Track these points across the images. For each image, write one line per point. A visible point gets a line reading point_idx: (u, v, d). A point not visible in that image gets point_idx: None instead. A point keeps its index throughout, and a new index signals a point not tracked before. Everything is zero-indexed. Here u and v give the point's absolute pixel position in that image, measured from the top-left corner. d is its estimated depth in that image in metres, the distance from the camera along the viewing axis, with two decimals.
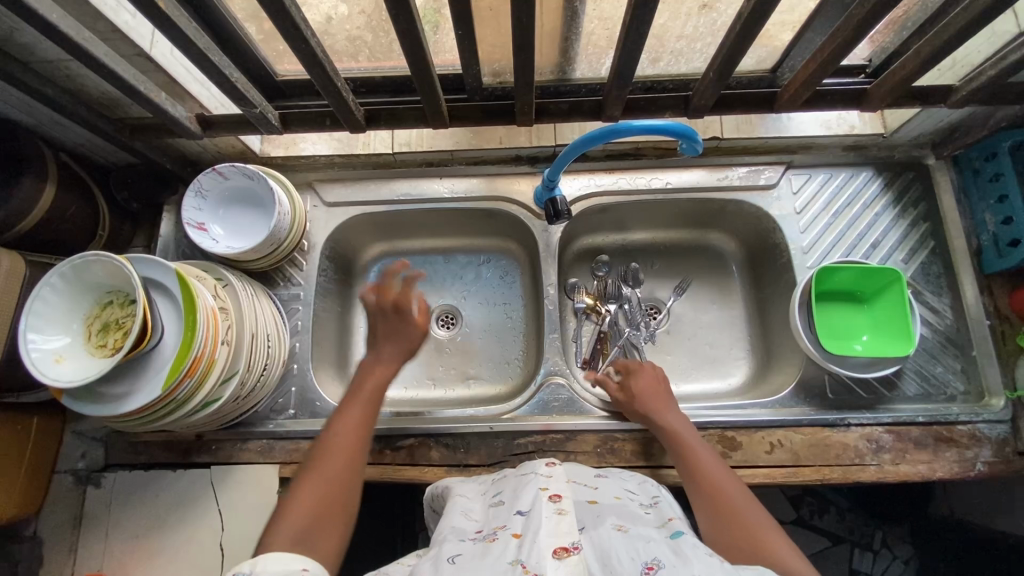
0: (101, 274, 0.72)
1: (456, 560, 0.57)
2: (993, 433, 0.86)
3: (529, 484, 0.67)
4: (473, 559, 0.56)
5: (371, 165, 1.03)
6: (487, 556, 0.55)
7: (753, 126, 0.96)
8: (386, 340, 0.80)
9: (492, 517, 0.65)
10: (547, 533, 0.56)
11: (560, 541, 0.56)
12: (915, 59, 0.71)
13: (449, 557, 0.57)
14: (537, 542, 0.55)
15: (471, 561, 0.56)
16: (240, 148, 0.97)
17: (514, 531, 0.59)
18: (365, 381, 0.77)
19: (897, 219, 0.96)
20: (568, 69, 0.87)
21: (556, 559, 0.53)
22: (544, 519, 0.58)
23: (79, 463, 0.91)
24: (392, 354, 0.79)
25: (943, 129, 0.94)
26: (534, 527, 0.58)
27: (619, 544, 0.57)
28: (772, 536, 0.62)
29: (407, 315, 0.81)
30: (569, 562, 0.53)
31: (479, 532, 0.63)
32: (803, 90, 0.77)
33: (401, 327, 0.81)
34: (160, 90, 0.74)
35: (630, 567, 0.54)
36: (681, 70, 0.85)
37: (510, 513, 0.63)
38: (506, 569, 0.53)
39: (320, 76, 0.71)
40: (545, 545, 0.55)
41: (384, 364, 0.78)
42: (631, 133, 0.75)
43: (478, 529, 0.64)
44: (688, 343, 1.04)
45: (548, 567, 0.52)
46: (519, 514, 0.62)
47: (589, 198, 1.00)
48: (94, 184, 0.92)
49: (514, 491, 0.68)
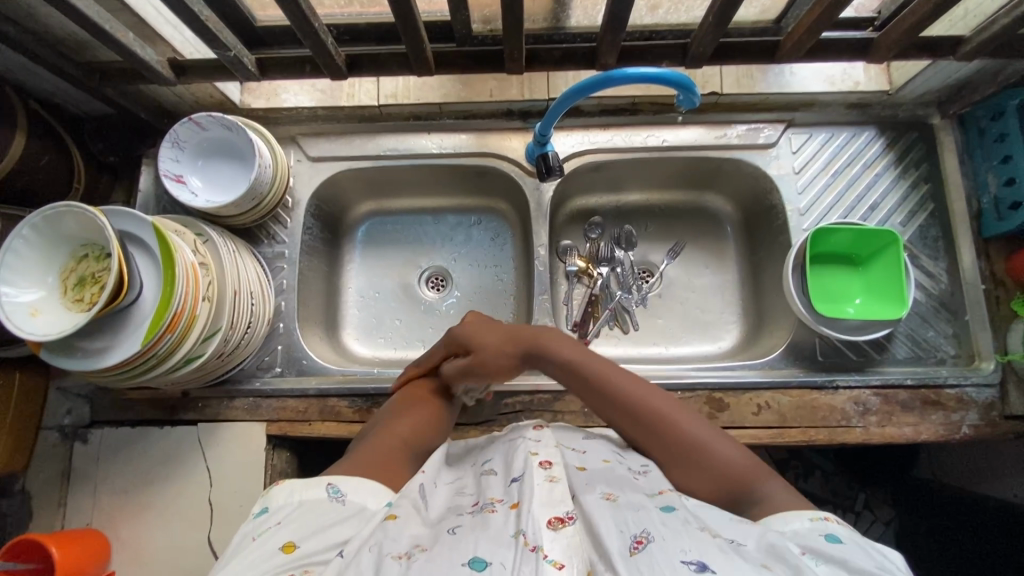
0: (76, 226, 0.70)
1: (456, 530, 0.56)
2: (980, 396, 0.86)
3: (520, 450, 0.67)
4: (474, 528, 0.56)
5: (356, 119, 0.99)
6: (487, 527, 0.55)
7: (754, 81, 0.92)
8: None
9: (485, 487, 0.65)
10: (541, 503, 0.57)
11: (555, 512, 0.55)
12: (926, 5, 0.67)
13: (448, 529, 0.57)
14: (533, 512, 0.55)
15: (471, 530, 0.56)
16: (219, 98, 0.93)
17: (512, 502, 0.59)
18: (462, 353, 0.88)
19: (897, 180, 0.94)
20: (564, 15, 0.83)
21: (552, 531, 0.53)
22: (537, 489, 0.58)
23: (65, 420, 0.90)
24: None
25: (950, 86, 0.90)
26: (529, 496, 0.58)
27: (608, 515, 0.56)
28: (745, 467, 0.66)
29: None
30: (566, 534, 0.53)
31: (476, 504, 0.62)
32: (806, 39, 0.73)
33: None
34: (127, 31, 0.70)
35: (617, 539, 0.53)
36: (681, 19, 0.82)
37: (504, 483, 0.64)
38: (510, 541, 0.53)
39: (296, 16, 0.67)
40: (540, 516, 0.55)
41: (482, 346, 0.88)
42: (626, 81, 0.71)
43: (474, 501, 0.63)
44: (679, 307, 1.03)
45: (545, 540, 0.52)
46: (513, 482, 0.62)
47: (582, 155, 0.97)
48: (66, 133, 0.88)
49: (505, 459, 0.68)
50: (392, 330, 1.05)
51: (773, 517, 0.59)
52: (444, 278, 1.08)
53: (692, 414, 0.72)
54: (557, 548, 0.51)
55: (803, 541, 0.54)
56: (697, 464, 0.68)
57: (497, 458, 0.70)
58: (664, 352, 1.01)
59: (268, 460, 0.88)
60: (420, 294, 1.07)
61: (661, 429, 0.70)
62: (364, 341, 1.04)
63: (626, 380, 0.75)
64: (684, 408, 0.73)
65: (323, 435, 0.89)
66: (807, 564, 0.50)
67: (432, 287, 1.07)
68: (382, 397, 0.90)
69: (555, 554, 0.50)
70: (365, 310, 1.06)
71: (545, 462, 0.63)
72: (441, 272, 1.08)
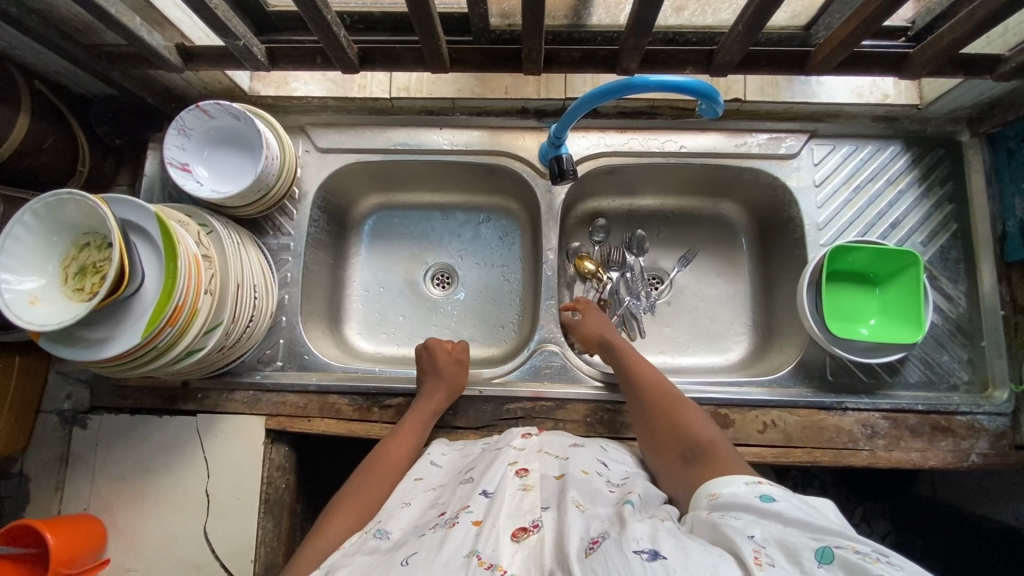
0: (77, 213, 0.68)
1: (410, 560, 0.55)
2: (992, 424, 0.84)
3: (500, 460, 0.68)
4: (430, 550, 0.55)
5: (367, 111, 0.96)
6: (440, 548, 0.55)
7: (779, 89, 0.89)
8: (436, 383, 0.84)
9: (457, 498, 0.65)
10: (507, 515, 0.58)
11: (518, 522, 0.57)
12: (968, 22, 0.64)
13: (403, 559, 0.56)
14: (495, 528, 0.56)
15: (426, 555, 0.55)
16: (228, 85, 0.91)
17: (475, 517, 0.58)
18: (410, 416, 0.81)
19: (920, 198, 0.91)
20: (585, 13, 0.80)
21: (513, 542, 0.55)
22: (504, 503, 0.60)
23: (65, 404, 0.90)
24: (438, 393, 0.83)
25: (982, 103, 0.87)
26: (494, 512, 0.58)
27: (574, 522, 0.56)
28: (722, 451, 0.66)
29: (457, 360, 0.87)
30: (527, 544, 0.55)
31: (442, 518, 0.62)
32: (840, 51, 0.70)
33: (451, 369, 0.86)
34: (134, 15, 0.68)
35: (576, 543, 0.53)
36: (708, 22, 0.79)
37: (473, 493, 0.63)
38: (463, 562, 0.53)
39: (307, 5, 0.64)
40: (503, 530, 0.56)
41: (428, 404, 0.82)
42: (647, 89, 0.69)
43: (441, 513, 0.63)
44: (688, 316, 1.01)
45: (505, 554, 0.53)
46: (482, 495, 0.62)
47: (596, 158, 0.95)
48: (71, 115, 0.86)
49: (483, 468, 0.68)
50: (396, 325, 1.03)
51: (713, 482, 0.60)
52: (450, 276, 1.06)
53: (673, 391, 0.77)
54: (516, 560, 0.53)
55: (740, 505, 0.55)
56: (665, 429, 0.72)
57: (478, 467, 0.69)
58: (670, 360, 0.99)
59: (266, 454, 0.88)
60: (426, 291, 1.05)
61: (639, 391, 0.77)
62: (366, 337, 1.03)
63: (633, 353, 0.82)
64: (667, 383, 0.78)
65: (323, 432, 0.88)
66: (737, 527, 0.52)
67: (438, 285, 1.06)
68: (383, 396, 0.90)
69: (513, 568, 0.52)
70: (369, 305, 1.05)
71: (521, 471, 0.66)
72: (448, 269, 1.06)
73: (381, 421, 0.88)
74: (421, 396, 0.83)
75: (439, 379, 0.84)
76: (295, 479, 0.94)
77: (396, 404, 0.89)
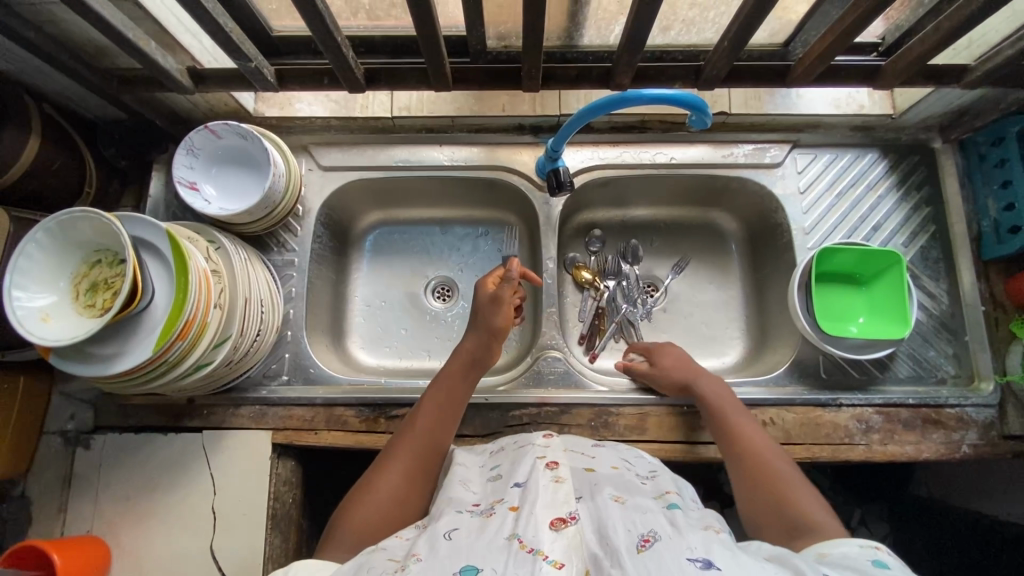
0: (90, 231, 0.70)
1: (452, 535, 0.56)
2: (980, 416, 0.87)
3: (527, 455, 0.67)
4: (471, 533, 0.56)
5: (369, 129, 1.00)
6: (482, 532, 0.55)
7: (762, 102, 0.94)
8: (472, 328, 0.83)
9: (490, 489, 0.65)
10: (545, 505, 0.57)
11: (556, 512, 0.57)
12: (935, 34, 0.69)
13: (445, 533, 0.56)
14: (534, 515, 0.56)
15: (467, 536, 0.55)
16: (233, 106, 0.94)
17: (511, 504, 0.59)
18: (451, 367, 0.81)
19: (899, 202, 0.96)
20: (577, 35, 0.84)
21: (553, 531, 0.54)
22: (542, 491, 0.59)
23: (68, 425, 0.89)
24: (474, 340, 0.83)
25: (952, 112, 0.92)
26: (532, 499, 0.58)
27: (616, 514, 0.56)
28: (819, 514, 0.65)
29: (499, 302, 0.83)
30: (566, 535, 0.54)
31: (477, 505, 0.62)
32: (818, 64, 0.75)
33: (491, 312, 0.83)
34: (149, 39, 0.70)
35: (624, 537, 0.53)
36: (693, 41, 0.83)
37: (506, 486, 0.63)
38: (504, 544, 0.53)
39: (319, 29, 0.68)
40: (542, 518, 0.56)
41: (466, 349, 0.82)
42: (641, 102, 0.73)
43: (475, 501, 0.63)
44: (684, 321, 1.04)
45: (545, 540, 0.53)
46: (516, 486, 0.62)
47: (591, 170, 0.98)
48: (79, 139, 0.88)
49: (511, 463, 0.67)
50: (398, 339, 1.05)
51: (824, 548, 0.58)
52: (451, 289, 1.08)
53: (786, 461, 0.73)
54: (556, 548, 0.53)
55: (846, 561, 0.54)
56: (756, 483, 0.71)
57: (506, 462, 0.68)
58: None
59: (273, 469, 0.88)
60: (427, 305, 1.07)
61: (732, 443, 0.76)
62: (369, 350, 1.04)
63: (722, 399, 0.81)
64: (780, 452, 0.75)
65: (330, 444, 0.89)
66: (809, 562, 0.52)
67: (439, 298, 1.07)
68: (390, 407, 0.90)
69: (555, 554, 0.52)
70: (371, 319, 1.06)
71: (552, 464, 0.64)
72: (448, 282, 1.08)
73: (388, 432, 0.89)
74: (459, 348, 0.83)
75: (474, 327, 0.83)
76: (301, 494, 0.94)
77: (402, 414, 0.90)
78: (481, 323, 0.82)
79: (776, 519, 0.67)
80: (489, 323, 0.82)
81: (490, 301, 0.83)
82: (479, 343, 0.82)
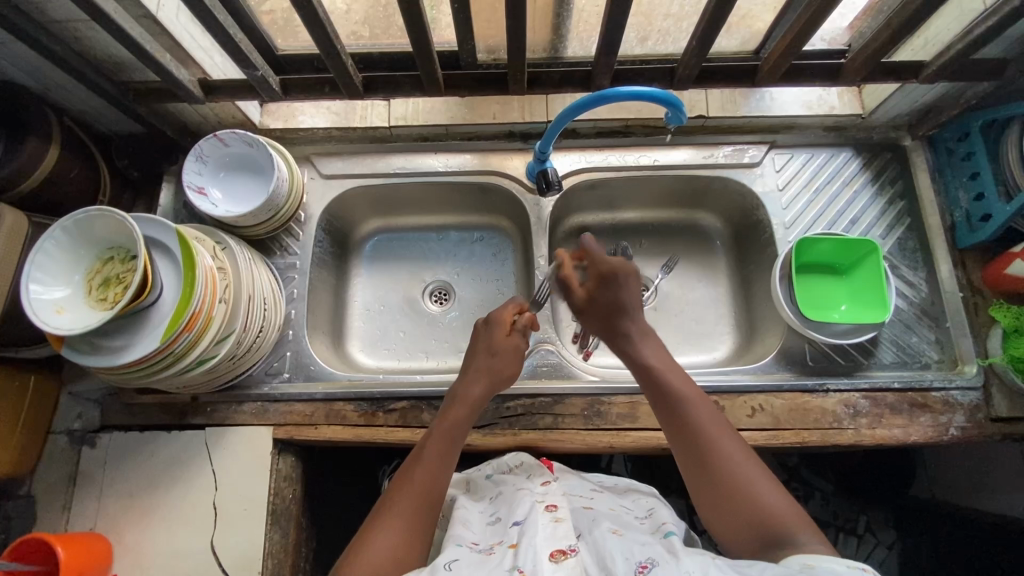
0: (106, 230, 0.74)
1: (452, 566, 0.59)
2: (966, 399, 0.89)
3: (526, 499, 0.71)
4: (471, 565, 0.59)
5: (368, 139, 1.05)
6: (484, 566, 0.59)
7: (737, 105, 1.00)
8: (481, 368, 0.83)
9: (491, 532, 0.68)
10: (543, 537, 0.61)
11: (556, 545, 0.60)
12: (887, 32, 0.75)
13: (446, 564, 0.60)
14: (534, 546, 0.60)
15: (468, 566, 0.59)
16: (241, 119, 1.00)
17: (511, 543, 0.63)
18: (454, 407, 0.80)
19: (874, 197, 1.00)
20: (561, 46, 0.90)
21: (553, 562, 0.58)
22: (540, 527, 0.63)
23: (75, 424, 0.92)
24: (477, 379, 0.82)
25: (918, 110, 0.98)
26: (532, 535, 0.62)
27: (615, 545, 0.60)
28: (776, 506, 0.66)
29: (498, 343, 0.86)
30: (566, 565, 0.57)
31: (478, 543, 0.66)
32: (782, 62, 0.80)
33: (493, 353, 0.85)
34: (166, 53, 0.77)
35: (624, 566, 0.57)
36: (668, 49, 0.89)
37: (506, 528, 0.67)
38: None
39: (322, 39, 0.74)
40: (542, 549, 0.59)
41: (472, 395, 0.81)
42: (619, 99, 0.78)
43: (475, 541, 0.67)
44: (675, 319, 1.07)
45: (545, 571, 0.57)
46: (514, 526, 0.66)
47: (579, 173, 1.03)
48: (96, 151, 0.94)
49: (510, 508, 0.71)
50: (396, 341, 1.08)
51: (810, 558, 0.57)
52: (448, 292, 1.11)
53: (734, 438, 0.73)
54: None
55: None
56: (711, 466, 0.70)
57: (504, 507, 0.72)
58: None
59: (273, 466, 0.90)
60: (424, 308, 1.10)
61: (683, 421, 0.73)
62: (368, 352, 1.07)
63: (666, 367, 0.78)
64: (724, 424, 0.74)
65: (329, 439, 0.91)
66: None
67: (436, 301, 1.11)
68: (387, 400, 0.93)
69: None
70: (370, 322, 1.09)
71: (550, 506, 0.68)
72: (445, 286, 1.12)
73: (386, 424, 0.91)
74: (461, 388, 0.82)
75: (483, 369, 0.83)
76: (302, 492, 0.95)
77: (399, 407, 0.92)
78: (493, 369, 0.83)
79: (737, 510, 0.67)
80: (500, 370, 0.84)
81: (504, 344, 0.86)
82: (484, 389, 0.82)
